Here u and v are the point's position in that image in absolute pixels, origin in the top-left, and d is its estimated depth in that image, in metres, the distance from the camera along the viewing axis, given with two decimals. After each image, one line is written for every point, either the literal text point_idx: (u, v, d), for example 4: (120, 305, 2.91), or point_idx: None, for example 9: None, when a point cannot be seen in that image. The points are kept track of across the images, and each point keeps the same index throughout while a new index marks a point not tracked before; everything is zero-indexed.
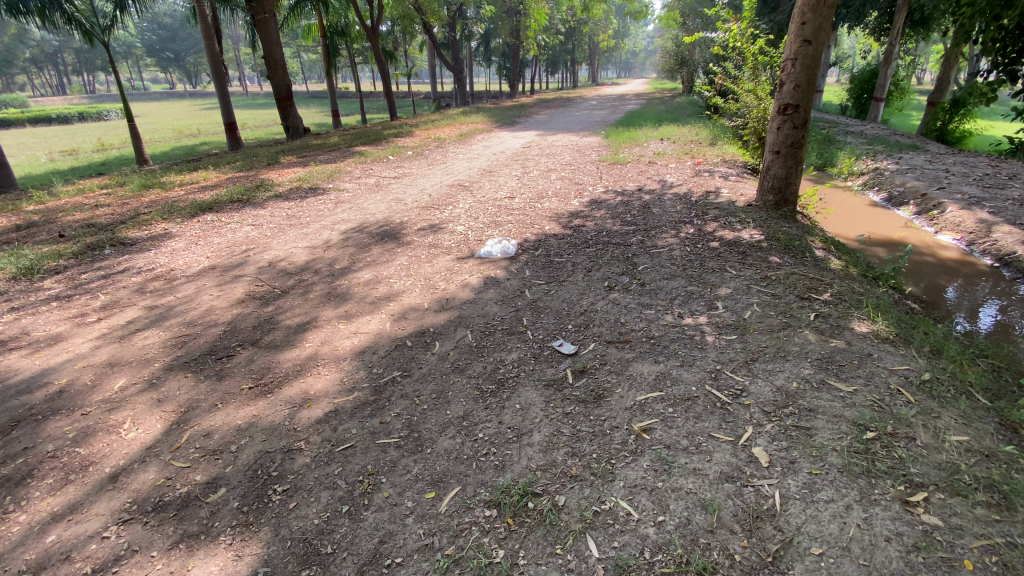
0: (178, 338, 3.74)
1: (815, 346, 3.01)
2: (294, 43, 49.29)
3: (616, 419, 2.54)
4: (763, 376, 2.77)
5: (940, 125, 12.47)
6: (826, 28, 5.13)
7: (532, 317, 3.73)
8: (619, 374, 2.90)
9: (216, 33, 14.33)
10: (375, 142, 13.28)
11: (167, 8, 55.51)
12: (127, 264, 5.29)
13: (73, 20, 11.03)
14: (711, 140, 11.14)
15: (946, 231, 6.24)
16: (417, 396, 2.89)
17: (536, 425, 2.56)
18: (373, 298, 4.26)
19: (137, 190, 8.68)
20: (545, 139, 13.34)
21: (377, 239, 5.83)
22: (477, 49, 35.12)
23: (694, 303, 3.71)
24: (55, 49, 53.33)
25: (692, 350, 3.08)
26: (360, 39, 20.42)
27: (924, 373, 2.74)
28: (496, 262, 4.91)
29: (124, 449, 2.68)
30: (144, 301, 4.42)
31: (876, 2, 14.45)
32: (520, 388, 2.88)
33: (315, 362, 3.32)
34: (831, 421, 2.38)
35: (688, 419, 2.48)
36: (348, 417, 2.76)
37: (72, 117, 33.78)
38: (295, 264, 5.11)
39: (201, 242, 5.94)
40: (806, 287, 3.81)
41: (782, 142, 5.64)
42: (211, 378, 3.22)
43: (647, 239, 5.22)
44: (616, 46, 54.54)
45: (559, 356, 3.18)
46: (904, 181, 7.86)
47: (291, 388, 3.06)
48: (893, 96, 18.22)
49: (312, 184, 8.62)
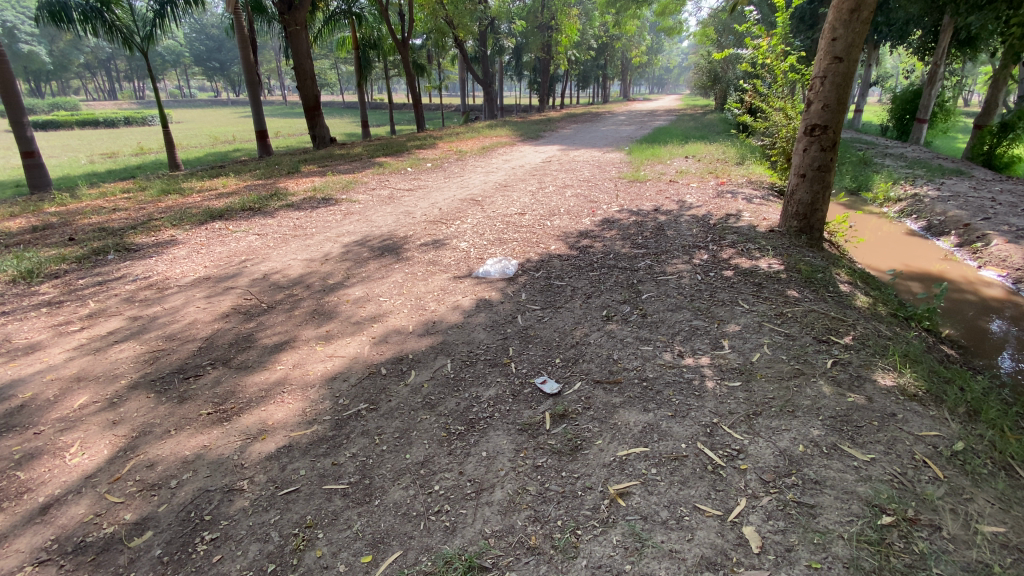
0: (151, 354, 3.60)
1: (829, 401, 2.65)
2: (331, 55, 50.82)
3: (590, 478, 2.24)
4: (766, 435, 2.42)
5: (986, 149, 11.74)
6: (858, 45, 4.75)
7: (519, 347, 3.46)
8: (601, 421, 2.60)
9: (251, 44, 14.60)
10: (397, 153, 13.26)
11: (216, 20, 57.99)
12: (126, 271, 5.25)
13: (113, 29, 11.31)
14: (738, 159, 10.72)
15: (991, 266, 5.70)
16: (379, 434, 2.64)
17: (500, 479, 2.27)
18: (358, 318, 4.03)
19: (157, 195, 8.82)
20: (567, 154, 13.08)
21: (376, 254, 5.66)
22: (507, 62, 35.23)
23: (698, 340, 3.37)
24: (109, 57, 56.34)
25: (687, 398, 2.74)
26: (392, 53, 20.65)
27: (957, 442, 2.35)
28: (493, 283, 4.66)
29: (63, 476, 2.51)
30: (130, 310, 4.33)
31: (919, 20, 13.80)
32: (491, 432, 2.60)
33: (282, 388, 3.11)
34: (840, 498, 2.04)
35: (673, 485, 2.15)
36: (301, 454, 2.54)
37: (119, 122, 35.54)
38: (289, 277, 4.96)
39: (203, 250, 5.87)
40: (825, 328, 3.43)
41: (809, 165, 5.27)
42: (172, 401, 3.04)
43: (656, 265, 4.89)
44: (649, 62, 54.03)
45: (540, 396, 2.88)
46: (946, 209, 7.31)
47: (250, 416, 2.86)
48: (937, 117, 17.37)
49: (326, 194, 8.58)
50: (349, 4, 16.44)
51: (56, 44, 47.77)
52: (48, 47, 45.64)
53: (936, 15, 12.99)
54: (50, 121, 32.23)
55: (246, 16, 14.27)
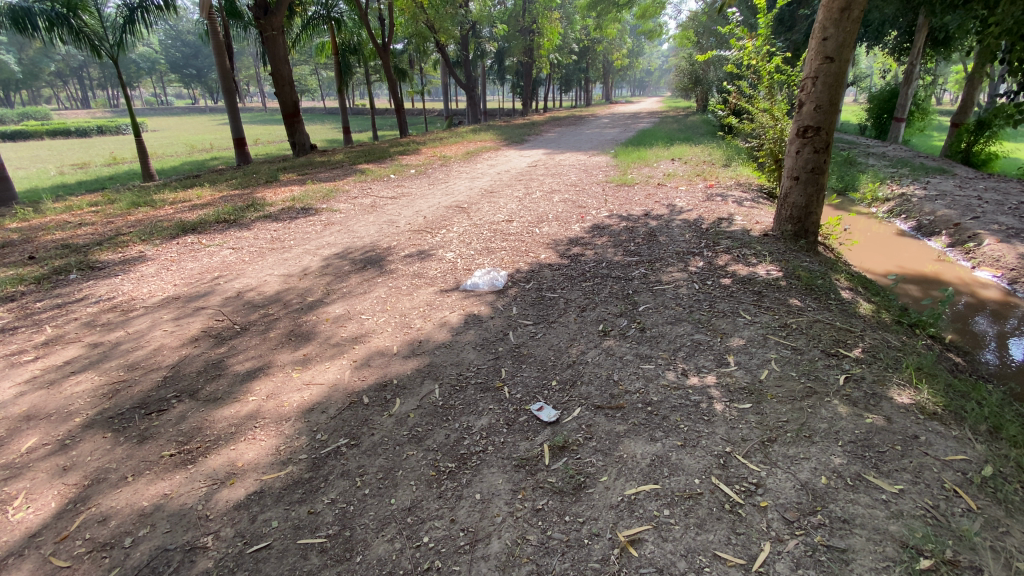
0: (111, 386, 3.30)
1: (847, 423, 2.47)
2: (312, 61, 50.24)
3: (597, 523, 2.02)
4: (784, 466, 2.23)
5: (964, 146, 11.84)
6: (849, 44, 4.63)
7: (512, 368, 3.23)
8: (606, 454, 2.39)
9: (227, 50, 14.18)
10: (379, 160, 12.96)
11: (192, 27, 56.93)
12: (88, 292, 4.92)
13: (81, 35, 10.85)
14: (725, 161, 10.65)
15: (985, 266, 5.63)
16: (360, 475, 2.39)
17: (496, 527, 2.04)
18: (338, 339, 3.76)
19: (126, 207, 8.43)
20: (553, 158, 12.93)
21: (358, 266, 5.40)
22: (490, 67, 35.08)
23: (701, 356, 3.18)
24: (81, 65, 55.11)
25: (696, 424, 2.54)
26: (372, 58, 20.29)
27: (986, 466, 2.17)
28: (482, 297, 4.44)
29: (2, 537, 2.22)
30: (90, 336, 4.01)
31: (895, 21, 13.90)
32: (484, 469, 2.36)
33: (253, 423, 2.84)
34: (872, 539, 1.86)
35: (688, 529, 1.95)
36: (273, 501, 2.28)
37: (91, 131, 34.57)
38: (264, 295, 4.67)
39: (173, 267, 5.55)
40: (833, 340, 3.26)
41: (802, 167, 5.13)
42: (131, 441, 2.76)
43: (651, 273, 4.71)
44: (630, 65, 54.20)
45: (537, 424, 2.66)
46: (935, 209, 7.27)
47: (217, 458, 2.59)
48: (914, 116, 17.59)
49: (305, 204, 8.27)
50: (327, 9, 16.02)
51: (25, 53, 47.03)
52: (15, 55, 44.40)
53: (911, 15, 13.07)
54: (19, 132, 31.31)
55: (220, 21, 13.83)
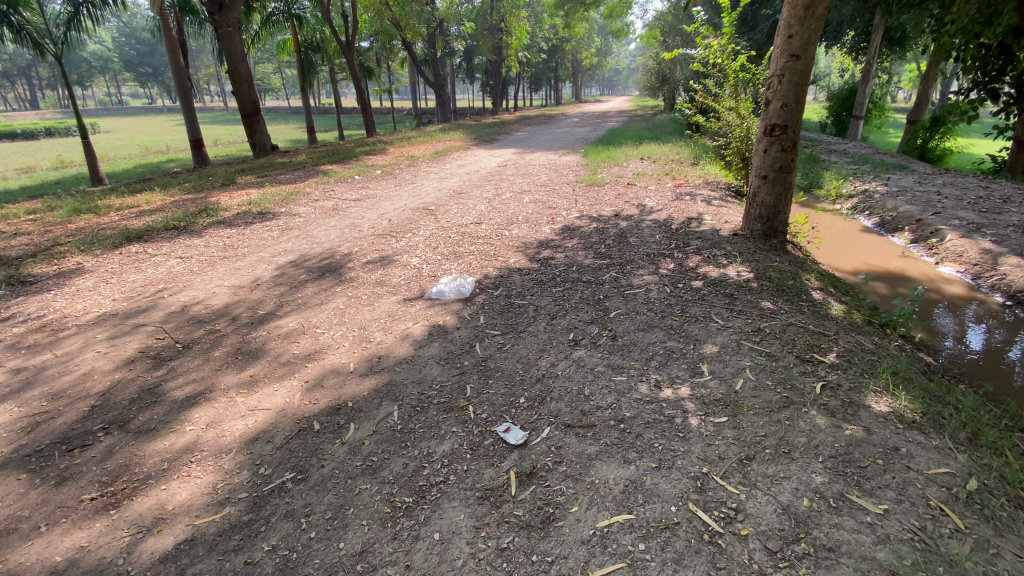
0: (30, 418, 2.95)
1: (825, 435, 2.37)
2: (273, 60, 48.59)
3: (567, 562, 1.85)
4: (764, 487, 2.10)
5: (921, 142, 12.20)
6: (814, 42, 4.60)
7: (477, 385, 3.03)
8: (576, 480, 2.22)
9: (181, 47, 13.48)
10: (343, 160, 12.51)
11: (145, 24, 54.54)
12: (16, 309, 4.49)
13: (23, 33, 10.03)
14: (692, 159, 10.68)
15: (948, 262, 5.70)
16: (307, 515, 2.15)
17: (456, 572, 1.84)
18: (289, 356, 3.48)
19: (67, 214, 7.87)
20: (522, 157, 12.75)
21: (315, 275, 5.10)
22: (459, 66, 34.58)
23: (675, 365, 3.05)
24: (31, 65, 52.63)
25: (671, 442, 2.39)
26: (336, 56, 19.64)
27: (969, 479, 2.09)
28: (448, 305, 4.22)
29: None
30: (13, 361, 3.63)
31: (853, 20, 14.21)
32: (444, 504, 2.16)
33: (189, 457, 2.56)
34: (860, 569, 1.73)
35: (665, 567, 1.79)
36: (204, 551, 2.02)
37: (40, 132, 32.75)
38: (211, 308, 4.34)
39: (113, 280, 5.13)
40: (807, 344, 3.17)
41: (770, 166, 5.06)
42: (48, 483, 2.44)
43: (621, 277, 4.58)
44: (598, 64, 54.44)
45: (503, 448, 2.47)
46: (896, 205, 7.40)
47: (146, 499, 2.31)
48: (872, 113, 18.07)
49: (262, 207, 7.87)
50: (287, 6, 15.41)
51: None
52: None
53: (868, 15, 13.36)
54: None
55: (172, 18, 13.14)
